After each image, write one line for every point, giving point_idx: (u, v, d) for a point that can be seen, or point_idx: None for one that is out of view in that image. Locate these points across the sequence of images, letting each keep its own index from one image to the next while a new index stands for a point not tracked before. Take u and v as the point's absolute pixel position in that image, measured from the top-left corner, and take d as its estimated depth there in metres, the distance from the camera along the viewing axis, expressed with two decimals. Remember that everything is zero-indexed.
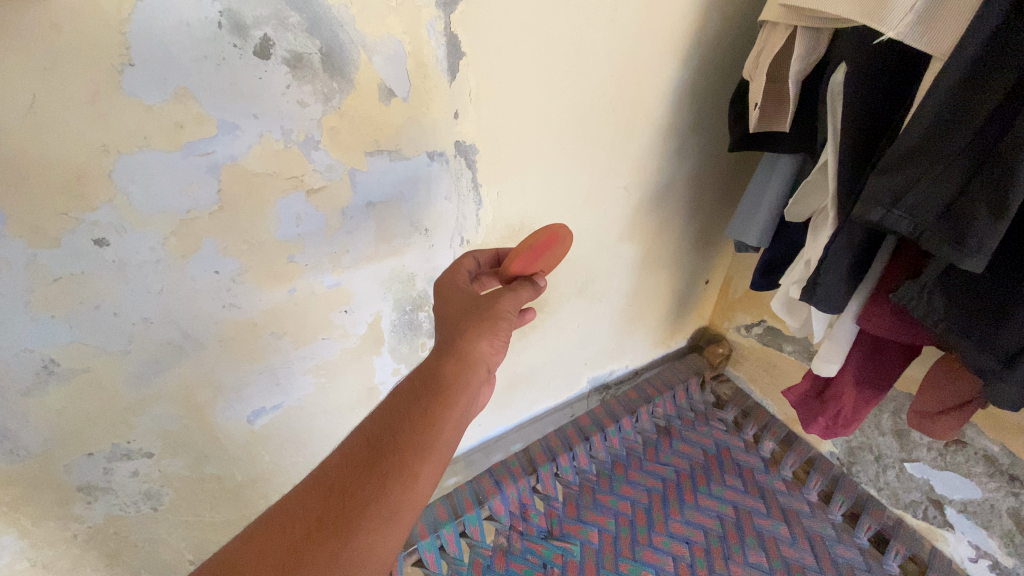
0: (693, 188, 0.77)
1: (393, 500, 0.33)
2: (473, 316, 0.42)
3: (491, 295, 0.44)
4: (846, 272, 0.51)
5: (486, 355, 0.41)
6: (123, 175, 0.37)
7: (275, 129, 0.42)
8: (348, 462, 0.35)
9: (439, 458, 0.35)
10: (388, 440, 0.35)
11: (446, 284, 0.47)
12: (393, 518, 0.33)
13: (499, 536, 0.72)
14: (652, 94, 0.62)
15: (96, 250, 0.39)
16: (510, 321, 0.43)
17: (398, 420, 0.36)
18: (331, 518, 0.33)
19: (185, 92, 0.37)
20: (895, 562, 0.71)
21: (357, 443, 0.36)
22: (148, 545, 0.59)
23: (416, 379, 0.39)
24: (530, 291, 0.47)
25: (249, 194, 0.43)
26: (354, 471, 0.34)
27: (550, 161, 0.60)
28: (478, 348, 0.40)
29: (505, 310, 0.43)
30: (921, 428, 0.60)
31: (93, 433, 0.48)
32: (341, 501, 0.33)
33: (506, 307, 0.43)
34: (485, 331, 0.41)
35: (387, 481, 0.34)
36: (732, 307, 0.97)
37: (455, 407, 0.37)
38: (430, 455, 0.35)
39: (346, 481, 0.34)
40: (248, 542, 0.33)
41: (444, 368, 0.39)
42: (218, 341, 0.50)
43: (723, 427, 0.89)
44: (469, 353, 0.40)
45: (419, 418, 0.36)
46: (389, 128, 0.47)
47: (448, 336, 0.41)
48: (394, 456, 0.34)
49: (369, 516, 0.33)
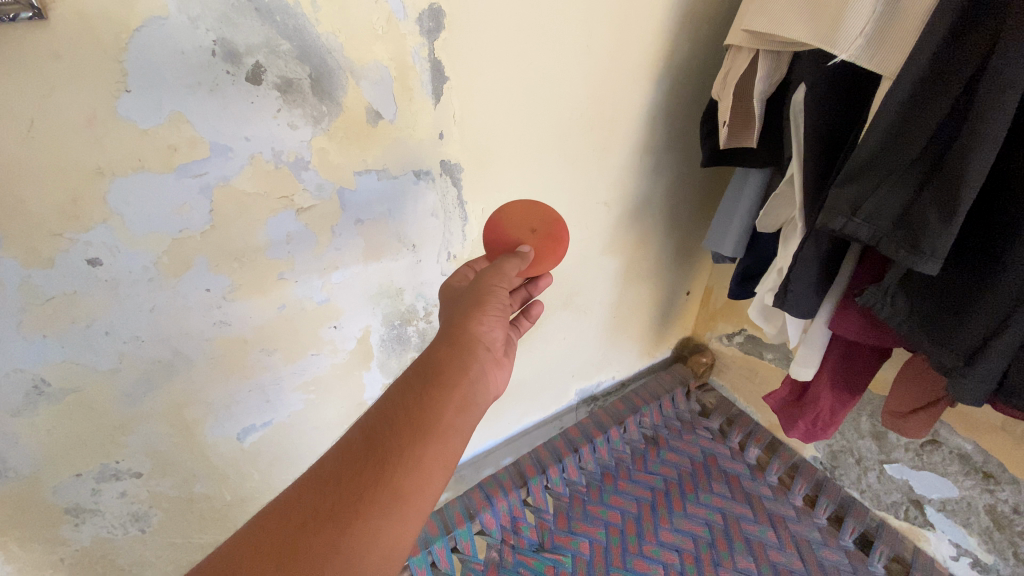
0: (670, 202, 0.80)
1: (393, 485, 0.34)
2: (465, 300, 0.45)
3: (476, 277, 0.47)
4: (816, 279, 0.54)
5: (478, 334, 0.43)
6: (117, 197, 0.39)
7: (266, 151, 0.43)
8: (347, 450, 0.36)
9: (441, 446, 0.36)
10: (382, 432, 0.36)
11: (443, 289, 0.51)
12: (393, 503, 0.33)
13: (491, 550, 0.72)
14: (627, 113, 0.65)
15: (89, 269, 0.40)
16: (499, 298, 0.45)
17: (392, 412, 0.37)
18: (329, 507, 0.33)
19: (180, 117, 0.38)
20: (880, 564, 0.73)
21: (356, 432, 0.37)
22: (135, 568, 0.58)
23: (415, 370, 0.40)
24: (515, 261, 0.48)
25: (240, 213, 0.45)
26: (352, 459, 0.35)
27: (532, 179, 0.63)
28: (473, 329, 0.43)
29: (491, 287, 0.46)
30: (894, 427, 0.62)
31: (82, 452, 0.48)
32: (339, 490, 0.34)
33: (496, 286, 0.46)
34: (476, 312, 0.44)
35: (384, 469, 0.34)
36: (713, 317, 0.99)
37: (453, 389, 0.39)
38: (428, 442, 0.35)
39: (343, 469, 0.35)
40: (250, 531, 0.33)
41: (439, 354, 0.41)
42: (209, 358, 0.50)
43: (708, 435, 0.91)
44: (464, 336, 0.42)
45: (413, 409, 0.37)
46: (377, 148, 0.49)
47: (447, 324, 0.44)
48: (389, 445, 0.35)
49: (369, 504, 0.33)
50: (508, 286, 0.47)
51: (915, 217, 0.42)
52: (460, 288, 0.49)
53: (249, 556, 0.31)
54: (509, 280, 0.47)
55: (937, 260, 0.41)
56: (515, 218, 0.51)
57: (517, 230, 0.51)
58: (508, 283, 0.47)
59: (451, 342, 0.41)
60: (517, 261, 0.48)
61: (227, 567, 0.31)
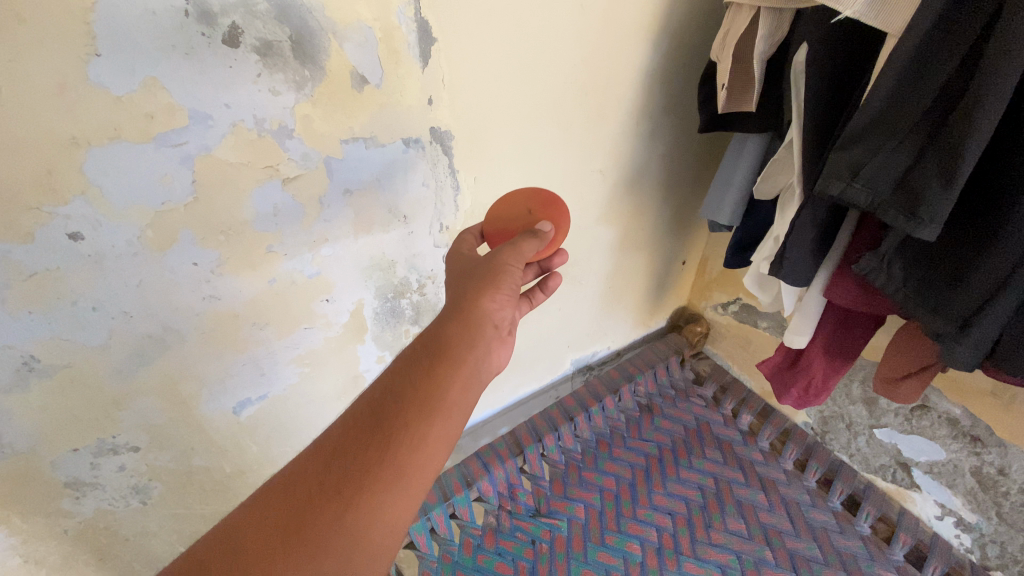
0: (666, 169, 0.78)
1: (395, 464, 0.34)
2: (478, 274, 0.43)
3: (490, 253, 0.44)
4: (812, 246, 0.53)
5: (488, 311, 0.41)
6: (94, 168, 0.37)
7: (247, 118, 0.42)
8: (351, 426, 0.36)
9: (444, 425, 0.36)
10: (386, 409, 0.35)
11: (452, 261, 0.49)
12: (394, 481, 0.33)
13: (488, 516, 0.73)
14: (623, 76, 0.63)
15: (72, 244, 0.39)
16: (514, 275, 0.43)
17: (397, 390, 0.37)
18: (332, 481, 0.33)
19: (155, 83, 0.37)
20: (866, 523, 0.75)
21: (360, 408, 0.37)
22: (139, 538, 0.59)
23: (422, 344, 0.39)
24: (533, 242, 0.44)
25: (225, 184, 0.44)
26: (355, 436, 0.35)
27: (525, 146, 0.61)
28: (483, 305, 0.41)
29: (505, 264, 0.43)
30: (887, 393, 0.62)
31: (78, 427, 0.48)
32: (342, 466, 0.34)
33: (511, 263, 0.43)
34: (488, 288, 0.41)
35: (387, 448, 0.34)
36: (708, 286, 0.99)
37: (458, 368, 0.38)
38: (431, 421, 0.35)
39: (346, 446, 0.35)
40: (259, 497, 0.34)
41: (447, 332, 0.39)
42: (201, 333, 0.50)
43: (702, 403, 0.92)
44: (472, 311, 0.40)
45: (418, 388, 0.36)
46: (363, 115, 0.48)
47: (456, 297, 0.42)
48: (392, 424, 0.35)
49: (371, 482, 0.33)
50: (523, 266, 0.44)
51: (914, 182, 0.41)
52: (472, 260, 0.47)
53: (259, 522, 0.33)
54: (526, 260, 0.43)
55: (935, 225, 0.40)
56: (510, 212, 0.50)
57: (517, 219, 0.49)
58: (523, 262, 0.44)
59: (461, 320, 0.39)
60: (534, 242, 0.44)
61: (240, 529, 0.33)
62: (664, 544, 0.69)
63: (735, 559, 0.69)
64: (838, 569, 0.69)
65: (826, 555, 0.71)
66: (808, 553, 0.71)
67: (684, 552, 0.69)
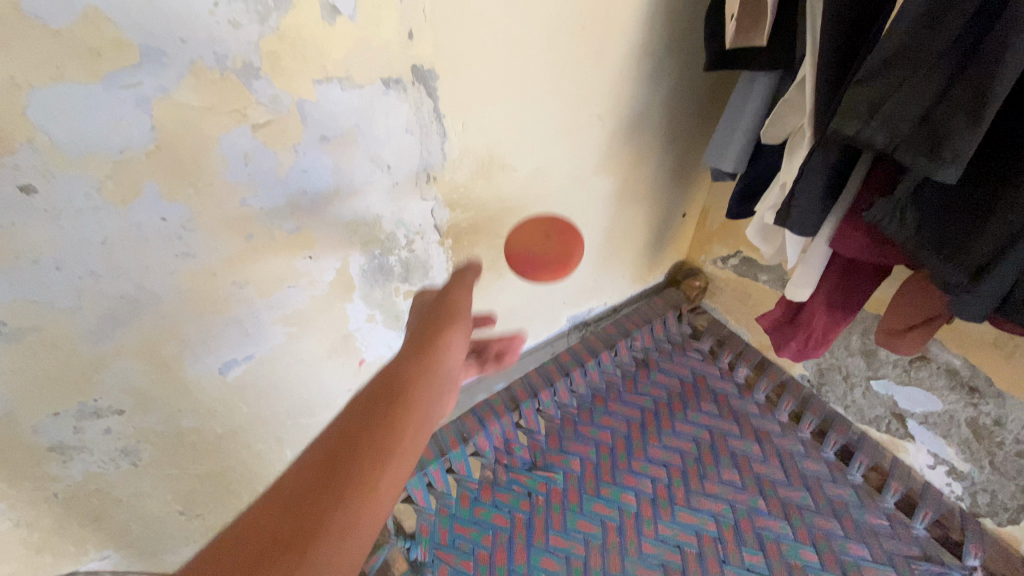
0: (668, 115, 0.74)
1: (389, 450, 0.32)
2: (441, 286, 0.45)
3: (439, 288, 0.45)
4: (821, 191, 0.50)
5: (456, 306, 0.43)
6: (38, 113, 0.34)
7: (207, 56, 0.37)
8: (334, 430, 0.33)
9: (428, 410, 0.35)
10: (371, 406, 0.34)
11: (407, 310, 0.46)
12: (390, 465, 0.31)
13: (485, 470, 0.74)
14: (624, 9, 0.57)
15: (23, 198, 0.36)
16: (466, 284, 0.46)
17: (378, 389, 0.36)
18: (324, 484, 0.30)
19: (96, 13, 0.32)
20: (859, 473, 0.76)
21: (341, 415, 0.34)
22: (134, 499, 0.59)
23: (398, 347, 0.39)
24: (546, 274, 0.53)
25: (189, 131, 0.40)
26: (341, 438, 0.32)
27: (517, 88, 0.56)
28: (452, 302, 0.43)
29: (457, 285, 0.46)
30: (888, 345, 0.61)
31: (57, 391, 0.46)
32: (334, 465, 0.31)
33: (464, 286, 0.46)
34: (456, 288, 0.45)
35: (378, 437, 0.32)
36: (708, 239, 0.96)
37: (437, 355, 0.38)
38: (417, 407, 0.35)
39: (332, 448, 0.32)
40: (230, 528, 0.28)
41: (420, 329, 0.41)
42: (177, 292, 0.47)
43: (699, 357, 0.91)
44: (442, 310, 0.42)
45: (400, 380, 0.36)
46: (337, 52, 0.43)
47: (423, 311, 0.44)
48: (380, 415, 0.34)
49: (365, 472, 0.31)
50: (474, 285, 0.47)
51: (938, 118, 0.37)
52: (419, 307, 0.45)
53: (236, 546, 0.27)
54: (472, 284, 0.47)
55: (958, 164, 0.37)
56: (531, 238, 0.54)
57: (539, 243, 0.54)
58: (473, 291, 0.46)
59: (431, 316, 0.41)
60: (471, 274, 0.48)
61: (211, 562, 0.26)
62: (658, 495, 0.70)
63: (728, 508, 0.69)
64: (829, 517, 0.70)
65: (817, 503, 0.72)
66: (801, 502, 0.72)
67: (678, 502, 0.70)
